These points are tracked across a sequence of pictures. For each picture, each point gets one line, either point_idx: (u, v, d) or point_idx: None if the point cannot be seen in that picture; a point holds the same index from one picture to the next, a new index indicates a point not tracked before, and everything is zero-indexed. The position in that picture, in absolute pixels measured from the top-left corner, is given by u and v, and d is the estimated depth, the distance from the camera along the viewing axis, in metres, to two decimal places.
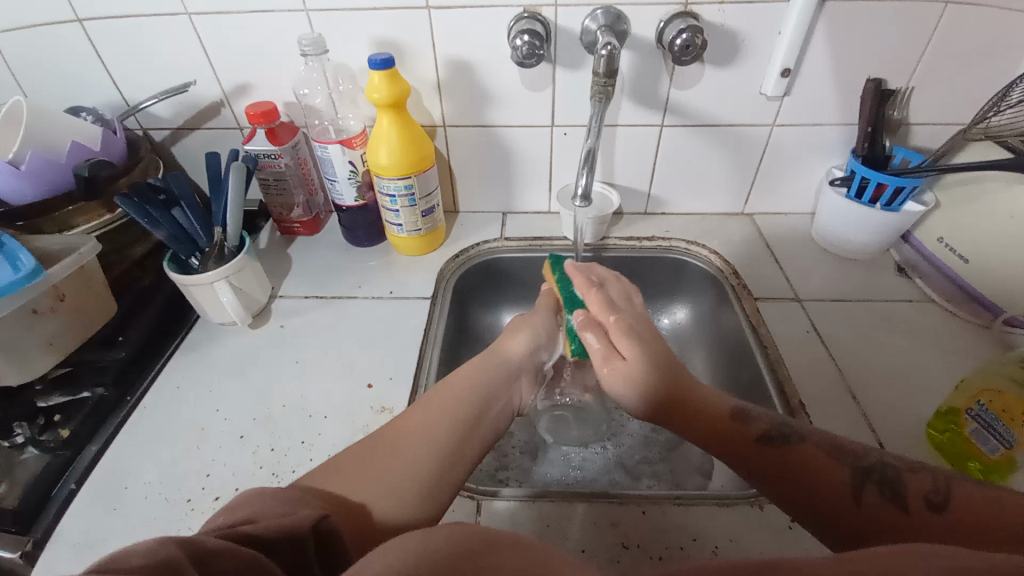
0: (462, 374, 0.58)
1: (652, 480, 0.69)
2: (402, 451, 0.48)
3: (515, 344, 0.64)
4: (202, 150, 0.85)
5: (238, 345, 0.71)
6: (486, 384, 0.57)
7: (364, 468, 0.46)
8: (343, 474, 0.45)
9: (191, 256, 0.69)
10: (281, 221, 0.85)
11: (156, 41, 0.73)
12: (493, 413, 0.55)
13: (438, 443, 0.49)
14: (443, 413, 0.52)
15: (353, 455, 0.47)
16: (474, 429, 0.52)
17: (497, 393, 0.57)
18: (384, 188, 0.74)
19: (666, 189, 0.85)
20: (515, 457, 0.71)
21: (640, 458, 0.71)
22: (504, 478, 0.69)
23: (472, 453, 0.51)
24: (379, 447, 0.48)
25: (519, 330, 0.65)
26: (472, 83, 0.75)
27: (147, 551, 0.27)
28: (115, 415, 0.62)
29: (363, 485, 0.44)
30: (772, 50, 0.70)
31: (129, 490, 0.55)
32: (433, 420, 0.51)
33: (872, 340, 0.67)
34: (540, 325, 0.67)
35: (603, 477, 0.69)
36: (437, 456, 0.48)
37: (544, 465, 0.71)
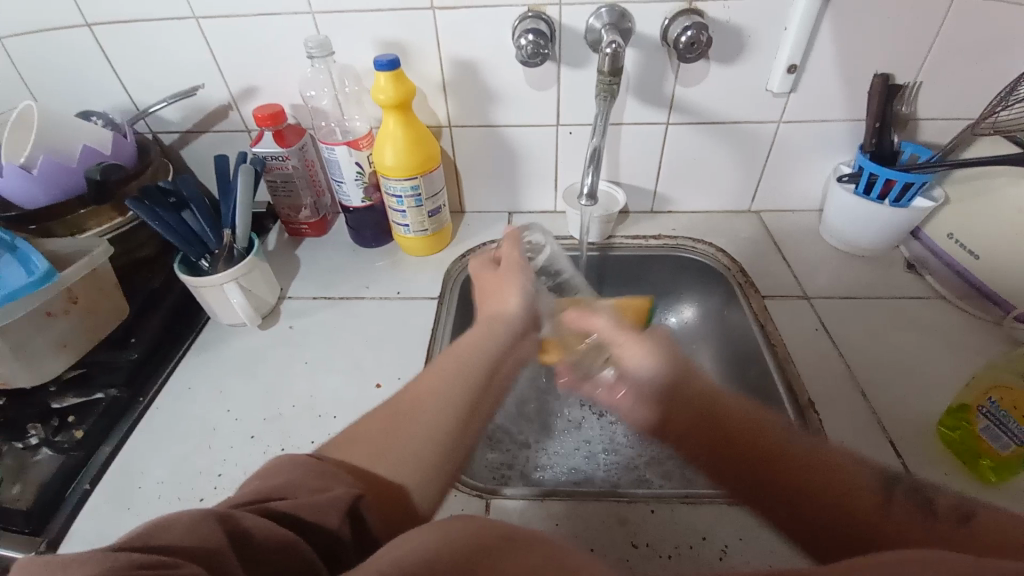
0: (469, 336, 0.56)
1: (662, 480, 0.68)
2: (423, 414, 0.47)
3: (511, 300, 0.60)
4: (210, 153, 0.85)
5: (249, 345, 0.71)
6: (496, 341, 0.57)
7: (386, 438, 0.44)
8: (373, 451, 0.43)
9: (201, 257, 0.69)
10: (288, 222, 0.86)
11: (166, 46, 0.74)
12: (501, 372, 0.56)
13: (456, 397, 0.49)
14: (459, 376, 0.51)
15: (374, 425, 0.46)
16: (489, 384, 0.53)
17: (505, 350, 0.57)
18: (390, 188, 0.74)
19: (672, 187, 0.85)
20: (522, 456, 0.72)
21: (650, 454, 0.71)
22: (507, 475, 0.69)
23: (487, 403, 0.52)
24: (399, 412, 0.47)
25: (511, 284, 0.62)
26: (477, 83, 0.75)
27: (188, 525, 0.28)
28: (126, 417, 0.63)
29: (387, 455, 0.43)
30: (777, 46, 0.70)
31: (143, 489, 0.56)
32: (446, 386, 0.50)
33: (882, 338, 0.66)
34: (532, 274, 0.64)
35: (612, 476, 0.70)
36: (460, 423, 0.48)
37: (552, 467, 0.71)
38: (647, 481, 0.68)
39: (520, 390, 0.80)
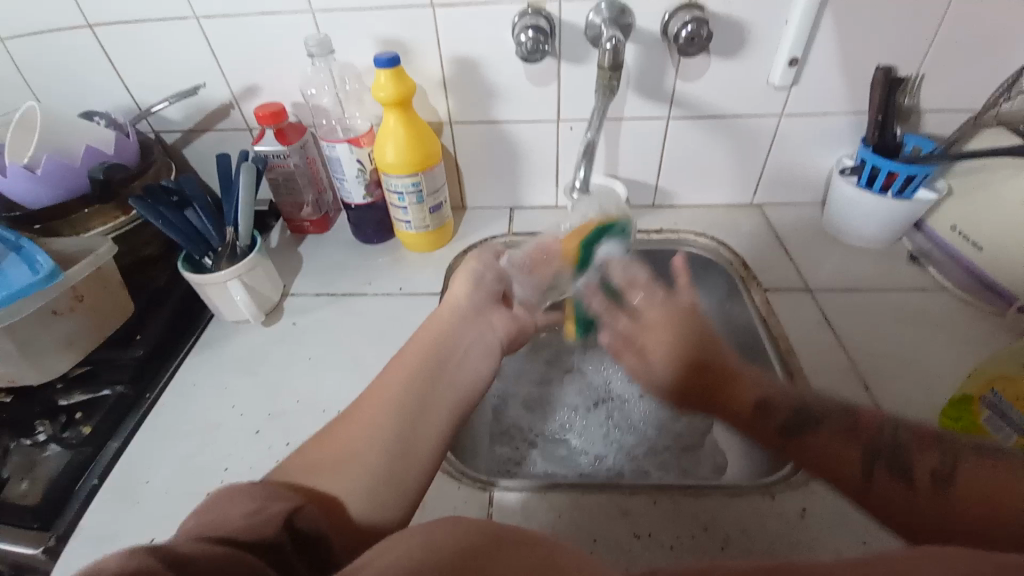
0: (424, 329, 0.56)
1: (662, 473, 0.69)
2: (372, 416, 0.47)
3: (460, 292, 0.60)
4: (213, 151, 0.86)
5: (253, 342, 0.72)
6: (447, 333, 0.55)
7: (332, 457, 0.44)
8: (317, 465, 0.43)
9: (204, 256, 0.71)
10: (291, 220, 0.86)
11: (168, 46, 0.74)
12: (457, 361, 0.54)
13: (404, 396, 0.48)
14: (405, 372, 0.51)
15: (321, 445, 0.45)
16: (440, 376, 0.51)
17: (459, 334, 0.56)
18: (391, 185, 0.74)
19: (674, 181, 0.85)
20: (525, 449, 0.72)
21: (647, 448, 0.72)
22: (512, 471, 0.70)
23: (442, 393, 0.50)
24: (343, 426, 0.46)
25: (463, 281, 0.61)
26: (478, 80, 0.75)
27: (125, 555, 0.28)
28: (132, 414, 0.63)
29: (336, 472, 0.43)
30: (778, 39, 0.69)
31: (149, 485, 0.57)
32: (392, 388, 0.49)
33: (886, 331, 0.66)
34: (482, 268, 0.63)
35: (608, 467, 0.70)
36: (408, 417, 0.47)
37: (553, 459, 0.71)
38: (647, 474, 0.68)
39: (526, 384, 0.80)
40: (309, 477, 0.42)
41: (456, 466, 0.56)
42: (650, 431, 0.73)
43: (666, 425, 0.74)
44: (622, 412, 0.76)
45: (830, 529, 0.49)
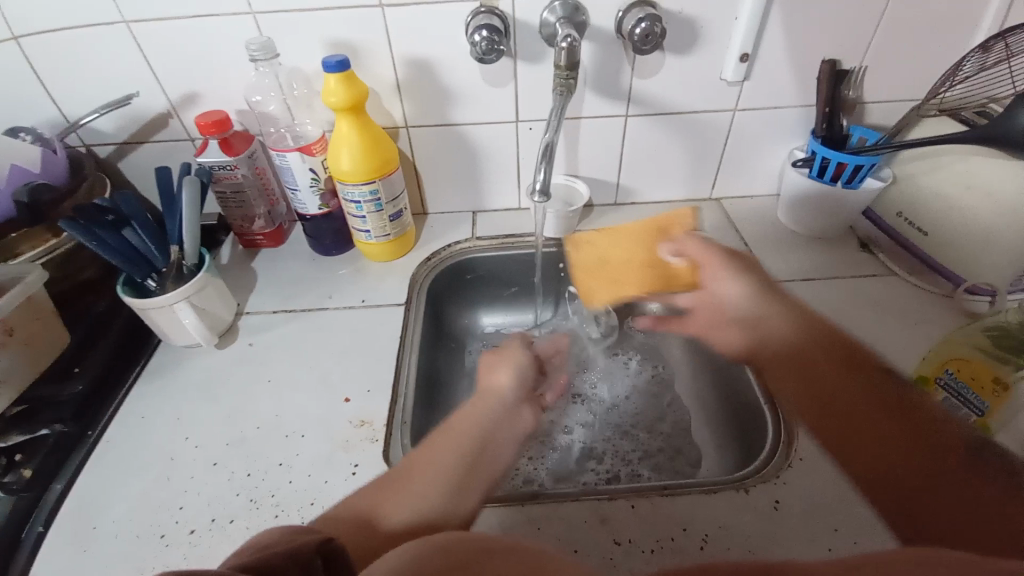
0: (471, 409, 0.57)
1: (651, 471, 0.70)
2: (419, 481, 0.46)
3: (500, 380, 0.63)
4: (152, 164, 0.80)
5: (205, 367, 0.67)
6: (492, 418, 0.56)
7: (386, 493, 0.45)
8: (375, 497, 0.45)
9: (147, 278, 0.65)
10: (241, 234, 0.82)
11: (95, 54, 0.69)
12: (501, 444, 0.54)
13: (456, 465, 0.48)
14: (456, 446, 0.50)
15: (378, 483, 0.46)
16: (489, 453, 0.51)
17: (501, 425, 0.56)
18: (348, 194, 0.71)
19: (634, 179, 0.85)
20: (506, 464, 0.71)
21: (632, 451, 0.72)
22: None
23: (489, 470, 0.50)
24: (399, 475, 0.47)
25: (499, 366, 0.65)
26: (432, 82, 0.73)
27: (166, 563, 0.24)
28: (76, 452, 0.59)
29: (392, 509, 0.44)
30: (730, 36, 0.70)
31: (99, 530, 0.52)
32: (449, 454, 0.49)
33: (844, 317, 0.68)
34: (518, 358, 0.67)
35: (601, 474, 0.70)
36: (456, 493, 0.46)
37: (540, 470, 0.70)
38: (639, 476, 0.69)
39: None
40: (365, 515, 0.43)
41: None
42: (634, 434, 0.74)
43: (651, 425, 0.75)
44: (605, 418, 0.76)
45: (805, 517, 0.50)
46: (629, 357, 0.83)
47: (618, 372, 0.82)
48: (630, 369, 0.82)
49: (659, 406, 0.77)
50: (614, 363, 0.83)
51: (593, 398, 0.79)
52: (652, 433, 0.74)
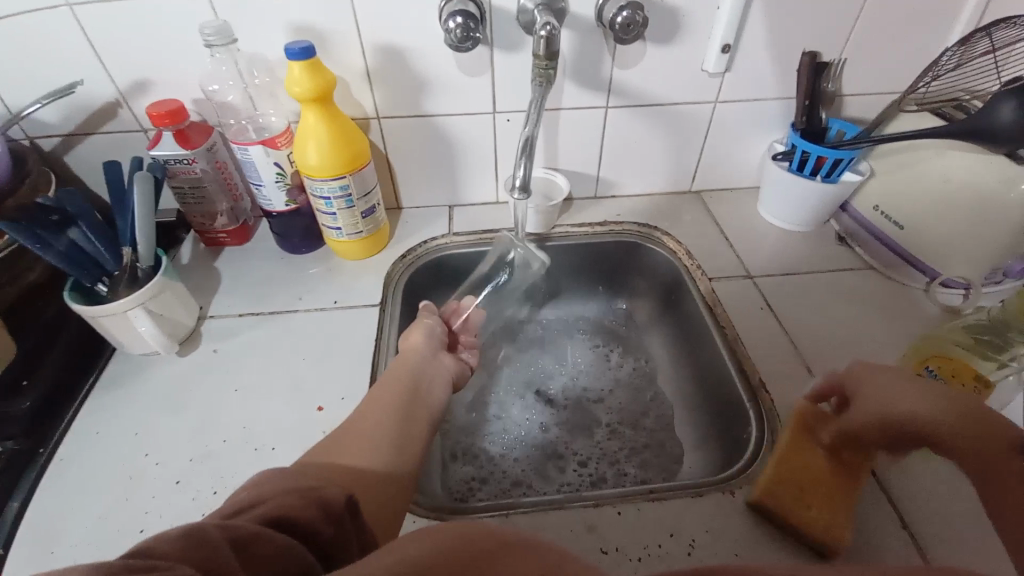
0: (392, 365, 0.58)
1: (637, 468, 0.69)
2: (370, 423, 0.49)
3: (416, 339, 0.62)
4: (101, 157, 0.74)
5: (167, 377, 0.63)
6: (413, 363, 0.59)
7: (342, 448, 0.47)
8: (332, 453, 0.46)
9: (98, 282, 0.61)
10: (203, 231, 0.77)
11: (31, 37, 0.62)
12: (428, 386, 0.57)
13: (390, 408, 0.52)
14: (383, 396, 0.53)
15: (324, 445, 0.47)
16: (417, 395, 0.55)
17: (425, 368, 0.59)
18: (317, 190, 0.68)
19: (614, 172, 0.83)
20: (490, 466, 0.69)
21: (618, 450, 0.71)
22: (480, 491, 0.67)
23: (421, 409, 0.54)
24: (345, 433, 0.49)
25: (412, 328, 0.63)
26: (405, 70, 0.69)
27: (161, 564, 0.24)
28: (28, 470, 0.55)
29: (355, 457, 0.46)
30: (711, 26, 0.69)
31: (54, 557, 0.49)
32: (378, 406, 0.52)
33: (825, 312, 0.68)
34: (435, 320, 0.65)
35: (587, 475, 0.69)
36: (405, 424, 0.51)
37: (526, 469, 0.69)
38: (626, 475, 0.69)
39: (477, 393, 0.77)
40: (336, 459, 0.45)
41: None
42: (619, 430, 0.73)
43: (637, 422, 0.74)
44: (590, 416, 0.75)
45: None
46: (610, 351, 0.83)
47: (600, 369, 0.81)
48: (612, 365, 0.81)
49: (643, 405, 0.76)
50: (596, 359, 0.82)
51: (576, 396, 0.78)
52: (636, 429, 0.73)
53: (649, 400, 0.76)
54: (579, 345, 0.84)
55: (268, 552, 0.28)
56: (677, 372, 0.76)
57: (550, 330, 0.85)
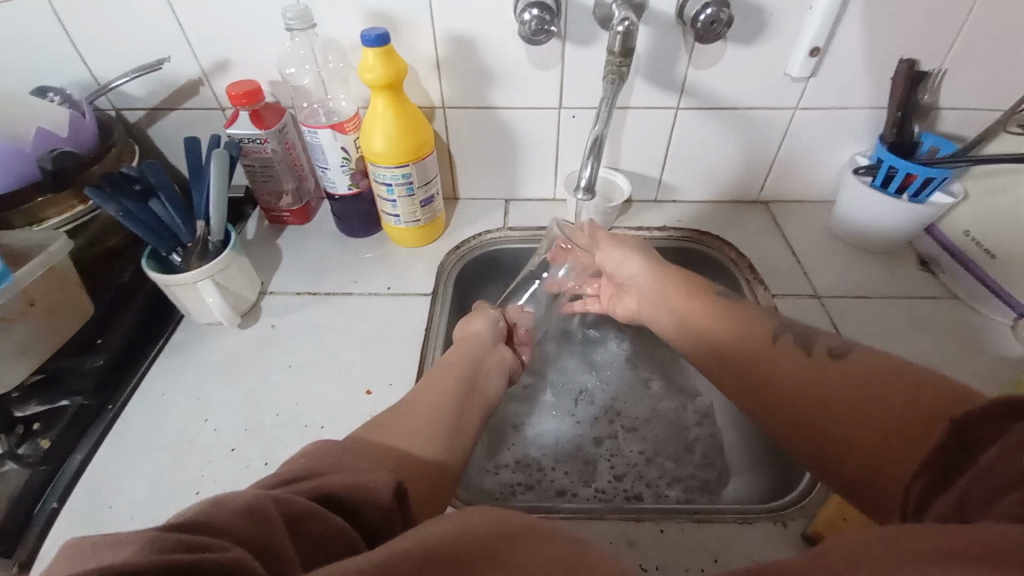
0: (452, 353, 0.59)
1: (680, 492, 0.67)
2: (426, 406, 0.49)
3: (478, 325, 0.64)
4: (180, 132, 0.78)
5: (227, 347, 0.66)
6: (472, 352, 0.59)
7: (405, 427, 0.46)
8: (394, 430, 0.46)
9: (172, 252, 0.64)
10: (268, 209, 0.79)
11: (126, 14, 0.66)
12: (485, 377, 0.58)
13: (450, 397, 0.51)
14: (444, 383, 0.53)
15: (388, 420, 0.47)
16: (473, 387, 0.55)
17: (484, 357, 0.60)
18: (379, 176, 0.68)
19: (679, 175, 0.80)
20: (531, 471, 0.70)
21: (661, 469, 0.70)
22: (522, 495, 0.67)
23: (478, 402, 0.54)
24: (404, 410, 0.49)
25: (475, 316, 0.65)
26: (475, 61, 0.69)
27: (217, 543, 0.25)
28: (95, 425, 0.58)
29: (417, 442, 0.45)
30: (799, 27, 0.65)
31: (116, 508, 0.52)
32: (440, 392, 0.52)
33: (898, 340, 0.64)
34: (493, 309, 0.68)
35: (628, 490, 0.68)
36: (460, 412, 0.51)
37: (566, 476, 0.69)
38: (666, 495, 0.67)
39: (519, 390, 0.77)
40: (394, 441, 0.45)
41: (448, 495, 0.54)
42: (661, 455, 0.71)
43: (683, 445, 0.72)
44: (636, 431, 0.74)
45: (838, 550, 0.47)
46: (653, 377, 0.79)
47: (640, 393, 0.78)
48: (654, 391, 0.78)
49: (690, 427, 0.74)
50: (636, 384, 0.79)
51: (619, 413, 0.76)
52: (679, 456, 0.71)
53: (692, 435, 0.73)
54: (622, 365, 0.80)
55: (317, 531, 0.29)
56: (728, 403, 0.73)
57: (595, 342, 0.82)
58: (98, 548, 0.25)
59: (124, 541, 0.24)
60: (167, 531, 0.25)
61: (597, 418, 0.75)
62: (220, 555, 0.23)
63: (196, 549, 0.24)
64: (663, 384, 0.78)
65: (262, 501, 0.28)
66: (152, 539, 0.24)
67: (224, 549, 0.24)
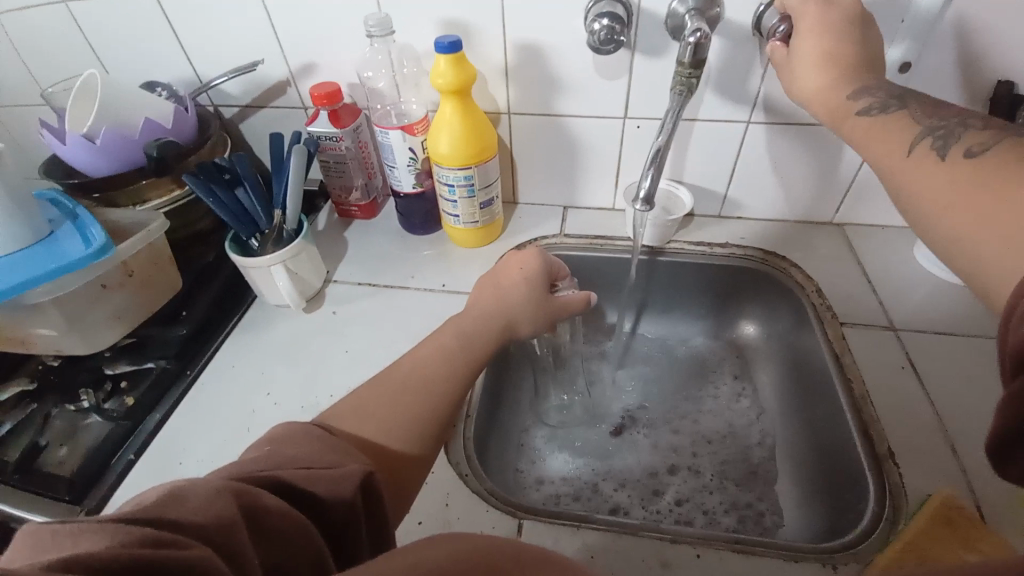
0: (491, 337, 0.54)
1: (733, 522, 0.65)
2: (417, 383, 0.48)
3: (530, 325, 0.58)
4: (267, 128, 0.84)
5: (292, 329, 0.71)
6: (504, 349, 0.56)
7: (389, 406, 0.46)
8: (372, 411, 0.45)
9: (252, 237, 0.69)
10: (339, 203, 0.84)
11: (227, 18, 0.72)
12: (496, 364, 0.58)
13: (451, 375, 0.50)
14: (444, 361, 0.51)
15: (375, 391, 0.47)
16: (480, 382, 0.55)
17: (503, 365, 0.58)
18: (443, 177, 0.71)
19: (745, 191, 0.78)
20: (581, 484, 0.69)
21: (712, 496, 0.67)
22: (572, 504, 0.67)
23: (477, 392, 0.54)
24: (396, 384, 0.48)
25: (540, 305, 0.58)
26: (542, 69, 0.70)
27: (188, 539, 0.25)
28: (173, 389, 0.64)
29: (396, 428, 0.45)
30: (889, 40, 0.61)
31: (183, 467, 0.57)
32: (437, 368, 0.50)
33: (982, 384, 0.58)
34: (560, 308, 0.61)
35: (685, 515, 0.66)
36: (452, 399, 0.49)
37: (618, 490, 0.69)
38: (718, 524, 0.64)
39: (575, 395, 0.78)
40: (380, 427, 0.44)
41: (487, 490, 0.54)
42: (722, 481, 0.69)
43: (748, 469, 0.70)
44: (697, 453, 0.72)
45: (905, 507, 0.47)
46: (742, 393, 0.77)
47: (723, 407, 0.77)
48: (739, 408, 0.76)
49: (741, 454, 0.71)
50: (725, 396, 0.78)
51: (691, 437, 0.74)
52: (742, 484, 0.68)
53: (758, 461, 0.70)
54: (696, 380, 0.80)
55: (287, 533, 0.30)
56: (794, 434, 0.69)
57: (665, 354, 0.83)
58: (53, 537, 0.25)
59: (85, 531, 0.24)
60: (132, 525, 0.25)
61: (658, 439, 0.74)
62: (182, 554, 0.24)
63: (159, 545, 0.24)
64: (730, 402, 0.77)
65: (227, 499, 0.28)
66: (115, 533, 0.24)
67: (188, 546, 0.25)
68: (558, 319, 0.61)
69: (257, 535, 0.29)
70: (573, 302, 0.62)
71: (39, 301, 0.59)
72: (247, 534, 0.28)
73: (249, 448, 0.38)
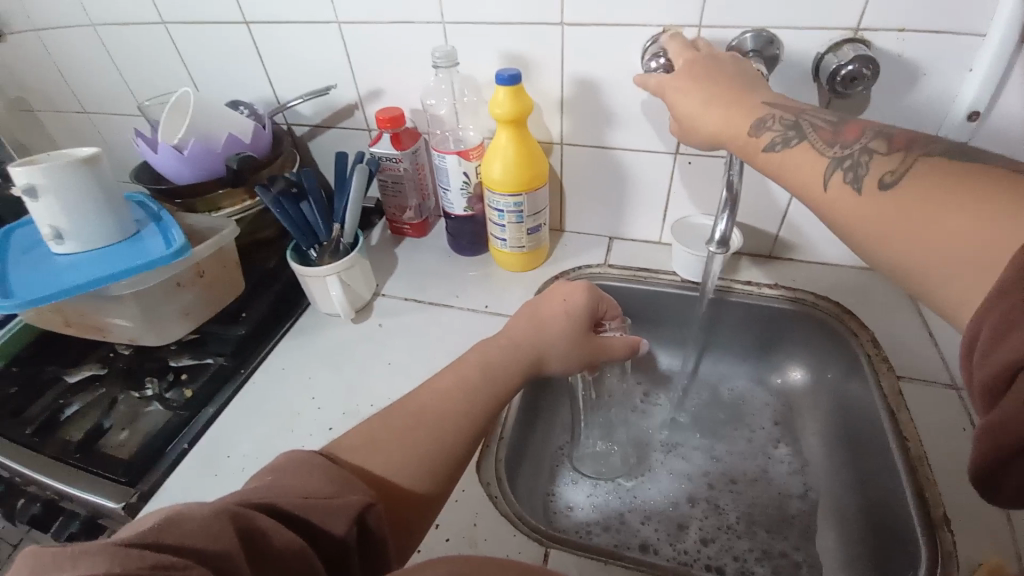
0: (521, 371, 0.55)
1: (766, 572, 0.62)
2: (438, 419, 0.49)
3: (558, 364, 0.59)
4: (333, 147, 0.90)
5: (341, 337, 0.74)
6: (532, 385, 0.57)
7: (420, 432, 0.48)
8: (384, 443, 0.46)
9: (311, 247, 0.73)
10: (393, 221, 0.88)
11: (309, 50, 0.79)
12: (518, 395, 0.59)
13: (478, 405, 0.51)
14: (471, 390, 0.52)
15: (382, 426, 0.48)
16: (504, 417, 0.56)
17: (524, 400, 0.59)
18: (493, 202, 0.74)
19: (797, 232, 0.76)
20: (610, 515, 0.68)
21: (745, 543, 0.65)
22: (602, 537, 0.66)
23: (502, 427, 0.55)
24: (415, 416, 0.49)
25: (574, 343, 0.59)
26: (599, 103, 0.72)
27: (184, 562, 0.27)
28: (228, 384, 0.68)
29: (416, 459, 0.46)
30: (958, 88, 0.60)
31: (230, 460, 0.60)
32: (458, 396, 0.51)
33: None
34: (596, 348, 0.61)
35: (716, 558, 0.64)
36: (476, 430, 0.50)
37: (647, 524, 0.67)
38: (751, 574, 0.62)
39: (610, 424, 0.76)
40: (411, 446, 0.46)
41: (516, 512, 0.55)
42: (749, 525, 0.66)
43: (785, 517, 0.67)
44: (731, 496, 0.70)
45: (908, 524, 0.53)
46: (781, 439, 0.75)
47: (755, 451, 0.74)
48: (776, 454, 0.73)
49: (777, 502, 0.68)
50: (764, 442, 0.75)
51: (727, 479, 0.72)
52: (774, 531, 0.66)
53: (792, 512, 0.67)
54: (736, 422, 0.77)
55: (280, 555, 0.31)
56: (838, 488, 0.66)
57: (705, 393, 0.81)
58: (54, 559, 0.26)
59: (86, 553, 0.26)
60: (131, 549, 0.27)
61: (692, 476, 0.72)
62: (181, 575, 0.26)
63: (159, 569, 0.26)
64: (769, 446, 0.74)
65: (225, 525, 0.30)
66: (116, 558, 0.26)
67: (186, 569, 0.26)
68: (600, 359, 0.62)
69: (254, 556, 0.31)
70: (621, 349, 0.62)
71: (120, 293, 0.65)
72: (244, 557, 0.30)
73: (250, 478, 0.39)
